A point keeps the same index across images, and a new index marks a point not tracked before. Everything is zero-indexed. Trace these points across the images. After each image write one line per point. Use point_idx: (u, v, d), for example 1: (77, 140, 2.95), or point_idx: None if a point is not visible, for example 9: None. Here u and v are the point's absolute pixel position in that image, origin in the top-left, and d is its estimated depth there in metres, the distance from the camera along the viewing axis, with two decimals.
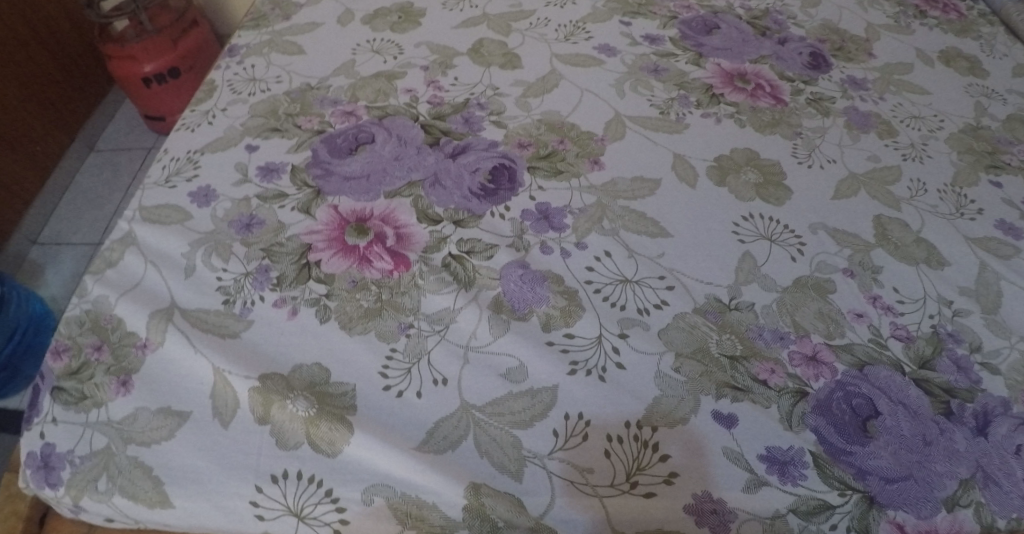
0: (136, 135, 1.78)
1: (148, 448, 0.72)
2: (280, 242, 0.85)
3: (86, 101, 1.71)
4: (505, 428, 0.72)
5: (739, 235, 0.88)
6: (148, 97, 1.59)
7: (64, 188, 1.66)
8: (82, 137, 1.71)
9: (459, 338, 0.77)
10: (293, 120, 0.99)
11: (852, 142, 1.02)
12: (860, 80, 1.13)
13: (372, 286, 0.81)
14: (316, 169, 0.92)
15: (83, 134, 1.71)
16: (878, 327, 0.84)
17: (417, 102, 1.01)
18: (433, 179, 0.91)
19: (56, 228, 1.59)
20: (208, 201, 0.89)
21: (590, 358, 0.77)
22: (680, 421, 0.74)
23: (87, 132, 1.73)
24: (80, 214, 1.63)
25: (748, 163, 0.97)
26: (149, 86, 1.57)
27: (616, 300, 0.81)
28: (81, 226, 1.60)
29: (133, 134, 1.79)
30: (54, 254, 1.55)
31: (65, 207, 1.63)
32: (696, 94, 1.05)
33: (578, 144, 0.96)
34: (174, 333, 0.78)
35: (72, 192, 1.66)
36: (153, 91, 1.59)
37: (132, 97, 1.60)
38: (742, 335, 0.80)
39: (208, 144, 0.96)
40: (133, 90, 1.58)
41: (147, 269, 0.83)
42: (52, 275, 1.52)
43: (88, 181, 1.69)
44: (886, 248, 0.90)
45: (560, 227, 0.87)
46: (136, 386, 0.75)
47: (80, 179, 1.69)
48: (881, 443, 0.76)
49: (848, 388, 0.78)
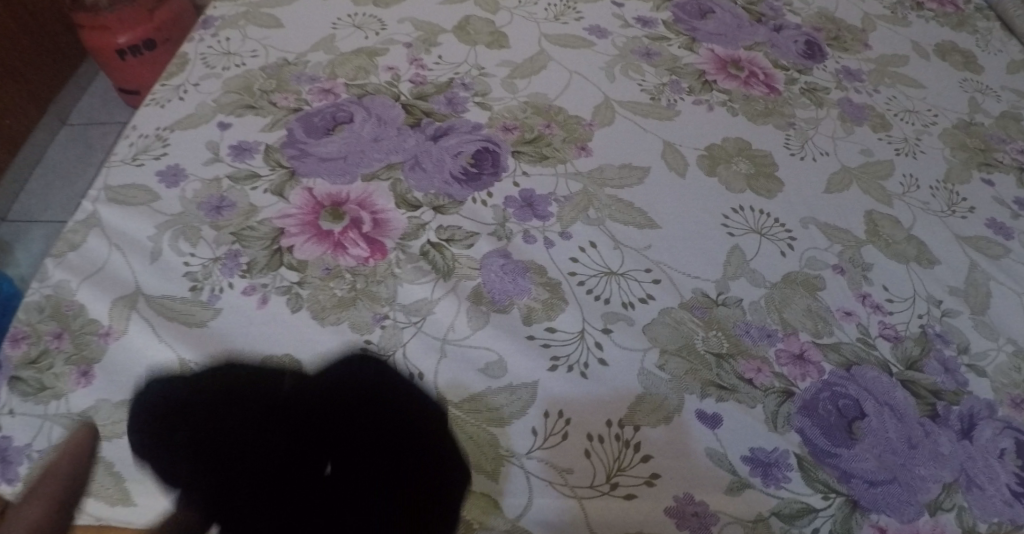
0: (111, 109, 1.70)
1: (110, 443, 0.70)
2: (251, 227, 0.81)
3: (58, 73, 1.64)
4: (482, 425, 0.70)
5: (728, 228, 0.86)
6: (122, 69, 1.49)
7: (34, 163, 1.58)
8: (54, 110, 1.63)
9: (436, 329, 0.74)
10: (268, 96, 0.94)
11: (845, 135, 1.00)
12: (855, 71, 1.10)
13: (347, 274, 0.78)
14: (291, 149, 0.88)
15: (54, 106, 1.64)
16: (866, 326, 0.82)
17: (398, 81, 0.97)
18: (413, 163, 0.87)
19: (24, 205, 1.52)
20: (177, 182, 0.85)
21: (572, 353, 0.74)
22: (663, 420, 0.72)
23: (59, 104, 1.65)
24: (51, 191, 1.55)
25: (739, 154, 0.94)
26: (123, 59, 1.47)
27: (600, 294, 0.78)
28: (51, 203, 1.53)
29: (107, 107, 1.71)
30: (23, 232, 1.48)
31: (35, 183, 1.56)
32: (689, 80, 1.01)
33: (566, 129, 0.93)
34: (137, 321, 0.75)
35: (43, 166, 1.59)
36: (127, 65, 1.48)
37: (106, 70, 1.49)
38: (728, 332, 0.78)
39: (178, 121, 0.91)
40: (106, 63, 1.48)
41: (111, 253, 0.79)
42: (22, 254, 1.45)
43: (59, 156, 1.61)
44: (877, 245, 0.88)
45: (544, 216, 0.84)
46: (97, 377, 0.72)
47: (51, 153, 1.61)
48: (867, 446, 0.74)
49: (835, 389, 0.77)
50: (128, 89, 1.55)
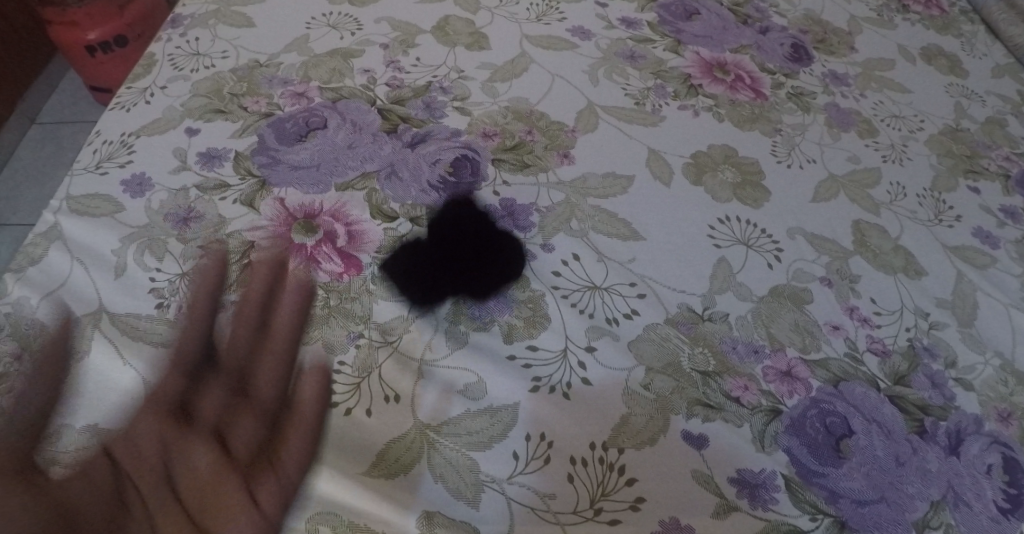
0: (81, 107, 1.63)
1: (71, 471, 0.65)
2: (219, 241, 0.78)
3: (25, 70, 1.57)
4: (462, 450, 0.67)
5: (715, 239, 0.84)
6: (92, 65, 1.43)
7: (1, 165, 1.51)
8: (21, 108, 1.56)
9: (413, 349, 0.72)
10: (238, 100, 0.90)
11: (832, 141, 0.98)
12: (842, 75, 1.08)
13: (320, 290, 0.75)
14: (261, 156, 0.84)
15: (21, 104, 1.56)
16: (854, 341, 0.80)
17: (374, 84, 0.93)
18: (389, 171, 0.84)
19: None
20: (142, 191, 0.81)
21: (554, 373, 0.72)
22: (648, 442, 0.69)
23: (27, 102, 1.58)
24: (20, 193, 1.48)
25: (726, 161, 0.91)
26: (93, 55, 1.41)
27: (584, 309, 0.76)
28: (19, 206, 1.46)
29: (77, 104, 1.64)
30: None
31: (2, 184, 1.48)
32: (674, 85, 0.99)
33: (548, 135, 0.90)
34: (101, 341, 0.71)
35: (11, 167, 1.51)
36: (97, 61, 1.42)
37: (75, 66, 1.43)
38: (715, 349, 0.76)
39: (144, 126, 0.87)
40: (75, 59, 1.41)
41: (73, 268, 0.75)
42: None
43: (27, 157, 1.54)
44: (865, 256, 0.87)
45: (526, 227, 0.81)
46: (59, 401, 0.68)
47: (19, 153, 1.54)
48: (855, 465, 0.73)
49: (823, 406, 0.75)
50: (99, 87, 1.49)
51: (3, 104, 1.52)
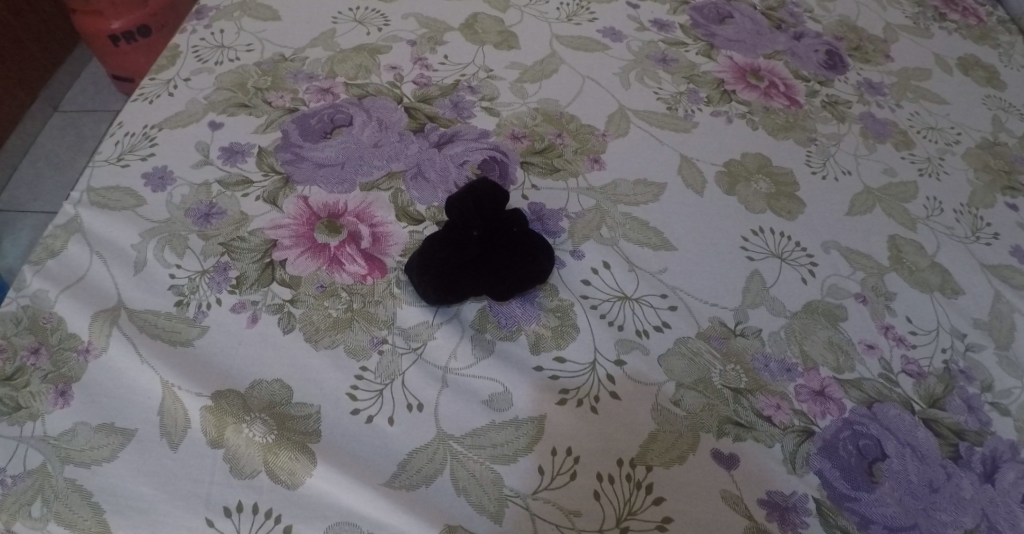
0: (103, 97, 1.61)
1: (88, 470, 0.64)
2: (240, 237, 0.76)
3: (49, 58, 1.56)
4: (486, 463, 0.65)
5: (748, 252, 0.81)
6: (115, 55, 1.41)
7: (21, 153, 1.50)
8: (44, 96, 1.55)
9: (438, 357, 0.70)
10: (262, 95, 0.88)
11: (868, 153, 0.95)
12: (877, 84, 1.05)
13: (342, 293, 0.73)
14: (286, 153, 0.83)
15: (45, 92, 1.55)
16: (889, 362, 0.77)
17: (401, 81, 0.91)
18: (415, 172, 0.82)
19: (11, 195, 1.44)
20: (164, 185, 0.80)
21: (582, 386, 0.70)
22: (677, 460, 0.67)
23: (51, 90, 1.57)
24: (40, 181, 1.47)
25: (760, 170, 0.89)
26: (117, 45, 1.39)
27: (614, 319, 0.74)
28: (40, 193, 1.45)
29: (100, 93, 1.62)
30: (10, 224, 1.40)
31: (23, 172, 1.48)
32: (707, 90, 0.96)
33: (578, 139, 0.88)
34: (118, 337, 0.69)
35: (32, 155, 1.50)
36: (121, 51, 1.40)
37: (99, 56, 1.42)
38: (747, 366, 0.74)
39: (167, 119, 0.86)
40: (99, 49, 1.40)
41: (93, 261, 0.74)
42: (10, 246, 1.37)
43: (49, 146, 1.53)
44: (901, 272, 0.84)
45: (555, 232, 0.79)
46: (76, 398, 0.67)
47: (41, 141, 1.53)
48: (888, 490, 0.70)
49: (857, 428, 0.73)
50: (121, 76, 1.47)
51: (25, 92, 1.50)
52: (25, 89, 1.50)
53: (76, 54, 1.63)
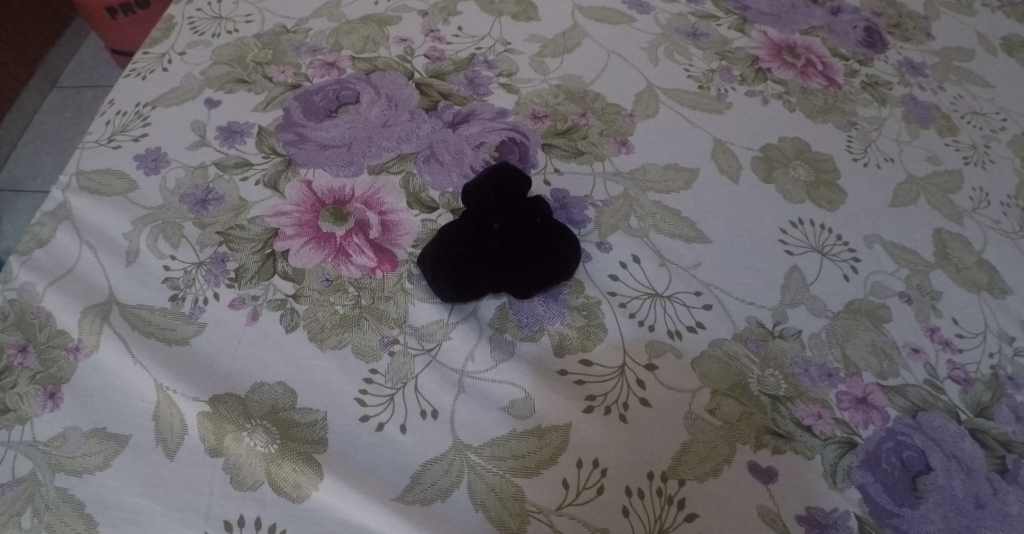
0: (103, 70, 1.53)
1: (79, 479, 0.60)
2: (240, 225, 0.71)
3: (48, 30, 1.48)
4: (506, 476, 0.60)
5: (787, 246, 0.75)
6: (113, 28, 1.33)
7: (21, 129, 1.43)
8: (43, 70, 1.48)
9: (453, 359, 0.65)
10: (263, 70, 0.82)
11: (910, 139, 0.88)
12: (919, 63, 0.96)
13: (350, 287, 0.68)
14: (288, 132, 0.76)
15: (45, 65, 1.48)
16: (934, 367, 0.71)
17: (412, 55, 0.84)
18: (428, 153, 0.76)
19: (10, 173, 1.38)
20: (157, 168, 0.74)
21: (610, 392, 0.65)
22: (711, 473, 0.62)
23: (51, 64, 1.50)
24: (40, 158, 1.41)
25: (797, 156, 0.83)
26: (114, 17, 1.31)
27: (644, 319, 0.68)
28: (39, 171, 1.39)
29: (101, 67, 1.55)
30: (8, 202, 1.34)
31: (22, 149, 1.41)
32: (740, 68, 0.89)
33: (603, 120, 0.82)
34: (109, 335, 0.65)
35: (32, 131, 1.44)
36: (119, 23, 1.32)
37: (97, 28, 1.34)
38: (786, 371, 0.68)
39: (161, 96, 0.80)
40: (96, 21, 1.32)
41: (82, 251, 0.69)
42: (8, 225, 1.31)
43: (49, 121, 1.46)
44: (946, 270, 0.78)
45: (579, 222, 0.73)
46: (66, 401, 0.63)
47: (41, 116, 1.46)
48: (933, 506, 0.65)
49: (901, 438, 0.67)
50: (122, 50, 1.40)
51: (23, 67, 1.43)
52: (23, 63, 1.43)
53: (76, 27, 1.54)
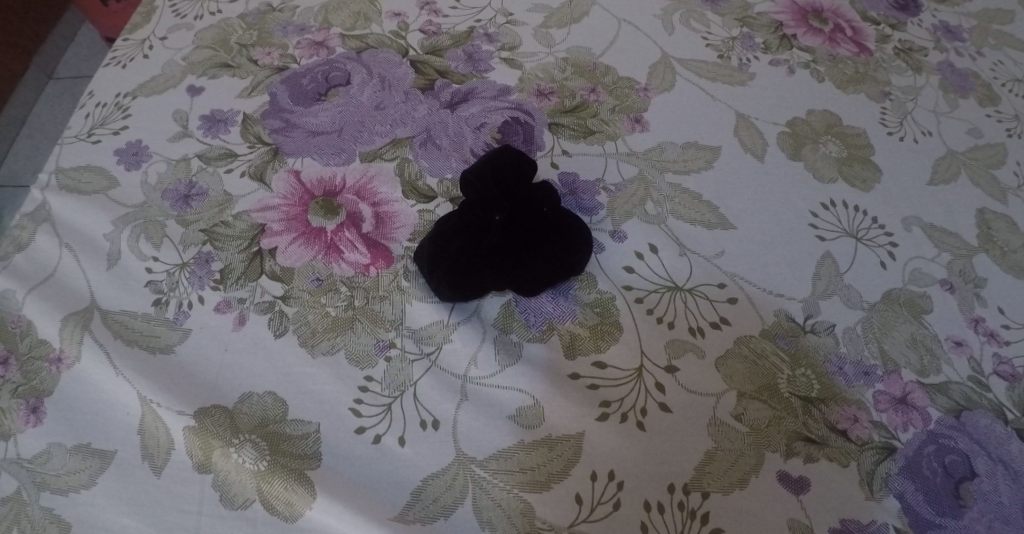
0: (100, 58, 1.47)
1: (66, 498, 0.56)
2: (224, 222, 0.66)
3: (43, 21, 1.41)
4: (514, 491, 0.56)
5: (818, 230, 0.69)
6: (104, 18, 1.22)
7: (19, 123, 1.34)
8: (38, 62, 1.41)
9: (454, 364, 0.60)
10: (247, 52, 0.76)
11: (949, 110, 0.80)
12: (955, 26, 0.87)
13: (342, 287, 0.63)
14: (274, 119, 0.71)
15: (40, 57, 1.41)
16: (979, 362, 0.65)
17: (406, 31, 0.78)
18: (424, 137, 0.70)
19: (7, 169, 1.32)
20: (138, 163, 0.69)
21: (626, 397, 0.59)
22: (737, 484, 0.58)
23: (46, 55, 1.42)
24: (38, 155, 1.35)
25: (828, 131, 0.76)
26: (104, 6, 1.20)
27: (662, 315, 0.63)
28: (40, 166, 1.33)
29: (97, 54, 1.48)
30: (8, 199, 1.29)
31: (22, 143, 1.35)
32: (763, 34, 0.82)
33: (615, 95, 0.75)
34: (91, 344, 0.60)
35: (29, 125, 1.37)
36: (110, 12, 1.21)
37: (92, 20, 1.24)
38: (818, 370, 0.62)
39: (142, 85, 0.74)
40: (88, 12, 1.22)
41: (62, 255, 0.64)
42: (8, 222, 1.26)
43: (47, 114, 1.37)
44: (991, 254, 0.71)
45: (590, 209, 0.68)
46: (49, 415, 0.58)
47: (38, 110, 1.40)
48: (978, 515, 0.59)
49: (943, 442, 0.61)
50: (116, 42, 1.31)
51: (11, 58, 1.33)
52: (16, 56, 1.33)
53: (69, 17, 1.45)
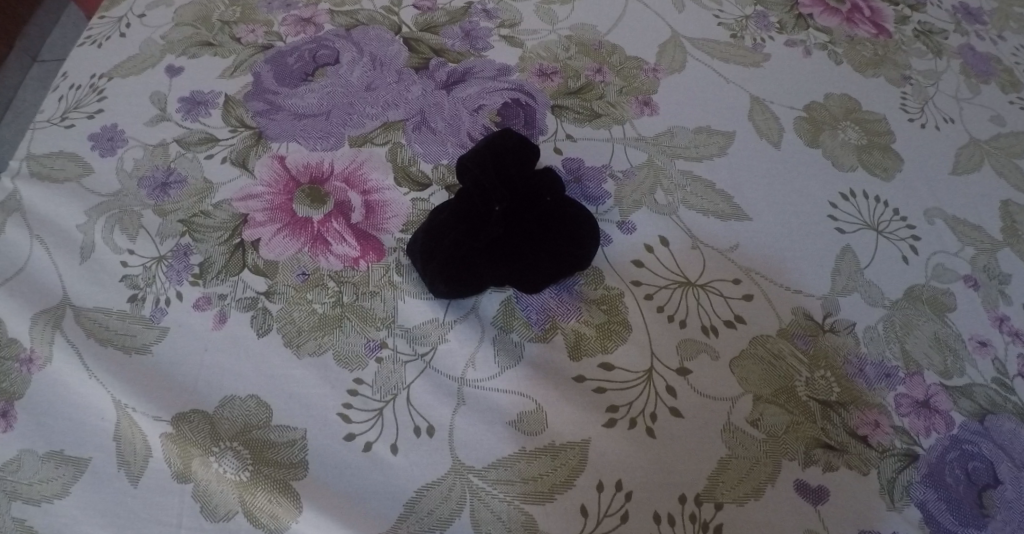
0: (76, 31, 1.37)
1: (37, 509, 0.52)
2: (204, 212, 0.61)
3: None
4: (514, 503, 0.52)
5: (837, 222, 0.65)
6: None
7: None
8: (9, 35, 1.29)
9: (450, 365, 0.56)
10: (230, 29, 0.72)
11: (971, 95, 0.76)
12: (975, 8, 0.83)
13: (330, 282, 0.59)
14: (258, 101, 0.66)
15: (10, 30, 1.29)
16: (1004, 363, 0.61)
17: (399, 6, 0.73)
18: (419, 121, 0.66)
19: None
20: (114, 149, 0.64)
21: (635, 401, 0.56)
22: (752, 494, 0.54)
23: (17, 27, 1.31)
24: None
25: (847, 117, 0.72)
26: None
27: (672, 312, 0.59)
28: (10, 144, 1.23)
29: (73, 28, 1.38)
30: None
31: None
32: (778, 13, 0.78)
33: (621, 76, 0.71)
34: (64, 344, 0.56)
35: None
36: None
37: None
38: (838, 371, 0.59)
39: (118, 65, 0.69)
40: None
41: (33, 247, 0.60)
42: None
43: (35, 99, 1.25)
44: (1016, 248, 0.67)
45: (596, 198, 0.64)
46: (19, 420, 0.54)
47: None
48: (1001, 525, 0.56)
49: (966, 448, 0.58)
50: None
51: None
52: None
53: None
